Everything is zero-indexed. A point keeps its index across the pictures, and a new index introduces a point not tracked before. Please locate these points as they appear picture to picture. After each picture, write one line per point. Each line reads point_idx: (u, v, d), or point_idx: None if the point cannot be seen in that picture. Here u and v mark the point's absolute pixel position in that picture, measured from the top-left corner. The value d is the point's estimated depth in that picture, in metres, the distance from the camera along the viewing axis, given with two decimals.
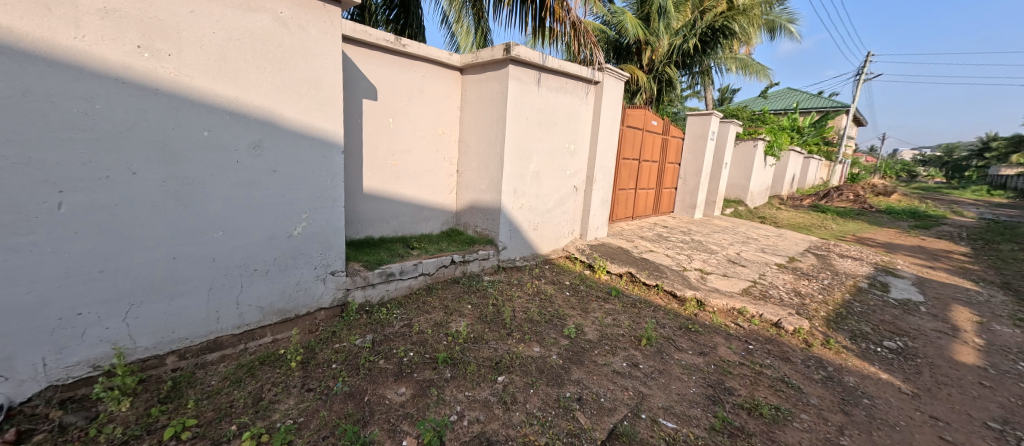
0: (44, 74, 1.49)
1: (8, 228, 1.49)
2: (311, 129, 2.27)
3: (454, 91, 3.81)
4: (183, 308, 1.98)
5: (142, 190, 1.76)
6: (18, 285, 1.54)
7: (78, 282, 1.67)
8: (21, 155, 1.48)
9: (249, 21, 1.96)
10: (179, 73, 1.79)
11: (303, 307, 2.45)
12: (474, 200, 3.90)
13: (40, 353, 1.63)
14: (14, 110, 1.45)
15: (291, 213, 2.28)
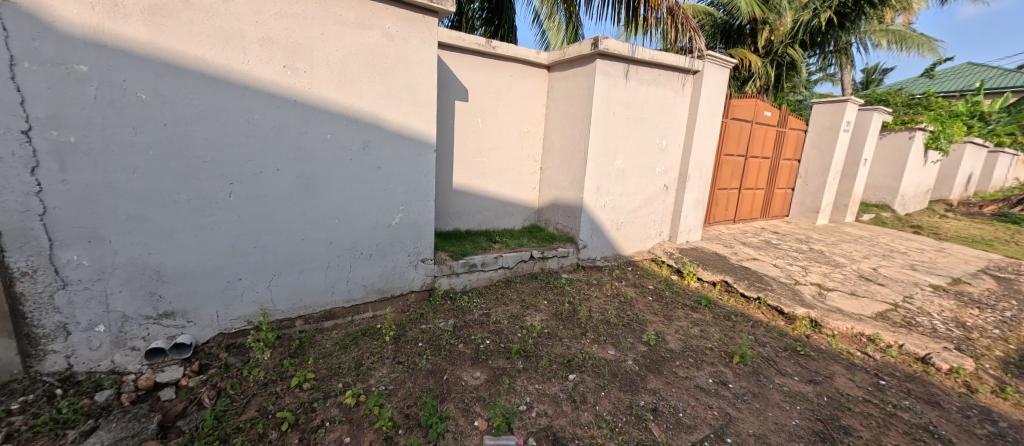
0: (223, 92, 1.94)
1: (200, 210, 2.00)
2: (409, 130, 2.53)
3: (540, 89, 3.87)
4: (308, 281, 2.40)
5: (283, 184, 2.18)
6: (204, 254, 2.06)
7: (240, 254, 2.15)
8: (208, 155, 1.96)
9: (363, 37, 2.25)
10: (311, 87, 2.15)
11: (398, 288, 2.76)
12: (556, 197, 3.93)
13: (216, 306, 2.15)
14: (205, 122, 1.93)
15: (391, 205, 2.58)
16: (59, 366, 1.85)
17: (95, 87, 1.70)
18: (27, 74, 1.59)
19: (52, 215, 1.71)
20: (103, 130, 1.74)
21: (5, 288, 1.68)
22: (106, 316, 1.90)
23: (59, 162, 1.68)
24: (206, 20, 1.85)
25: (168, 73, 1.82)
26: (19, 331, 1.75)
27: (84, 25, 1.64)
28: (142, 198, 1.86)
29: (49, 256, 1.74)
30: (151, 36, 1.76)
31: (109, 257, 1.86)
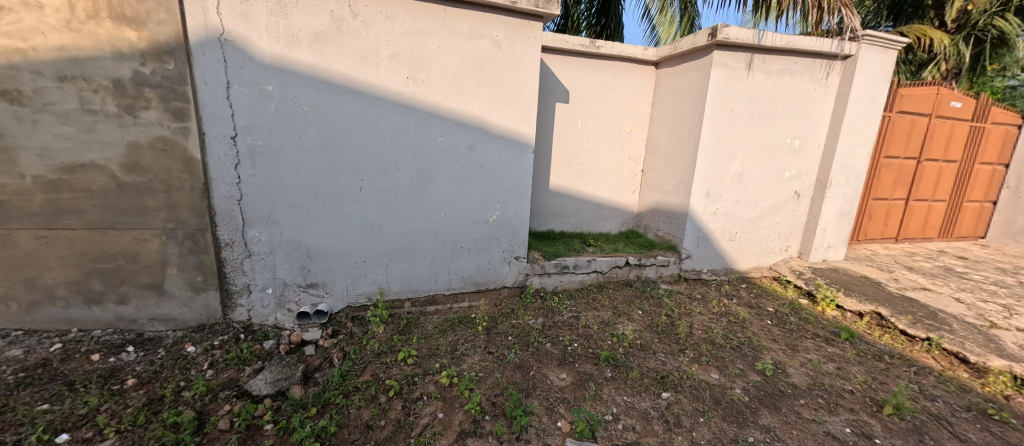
0: (360, 102, 2.30)
1: (339, 201, 2.40)
2: (510, 132, 2.64)
3: (646, 87, 3.67)
4: (416, 268, 2.69)
5: (401, 181, 2.48)
6: (340, 238, 2.47)
7: (365, 240, 2.52)
8: (347, 155, 2.35)
9: (474, 47, 2.42)
10: (427, 94, 2.40)
11: (493, 282, 2.91)
12: (658, 201, 3.68)
13: (346, 282, 2.56)
14: (346, 127, 2.30)
15: (490, 203, 2.73)
16: (243, 316, 2.41)
17: (276, 102, 2.17)
18: (236, 94, 2.11)
19: (246, 201, 2.25)
20: (279, 136, 2.21)
21: (216, 253, 2.28)
22: (273, 281, 2.42)
23: (251, 160, 2.20)
24: (351, 42, 2.21)
25: (323, 88, 2.22)
26: (221, 286, 2.34)
27: (272, 54, 2.11)
28: (301, 189, 2.32)
29: (242, 231, 2.29)
30: (313, 59, 2.17)
31: (278, 235, 2.36)
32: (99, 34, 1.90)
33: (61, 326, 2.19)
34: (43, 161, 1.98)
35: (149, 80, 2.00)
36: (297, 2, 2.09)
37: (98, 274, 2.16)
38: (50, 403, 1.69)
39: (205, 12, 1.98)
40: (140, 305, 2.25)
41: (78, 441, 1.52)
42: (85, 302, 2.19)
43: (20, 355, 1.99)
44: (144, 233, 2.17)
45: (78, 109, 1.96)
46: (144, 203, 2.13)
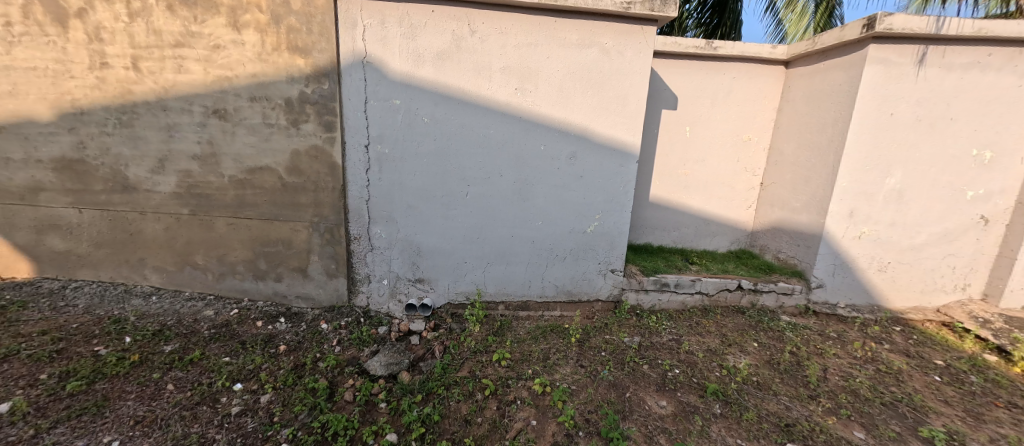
0: (472, 113, 2.44)
1: (447, 205, 2.59)
2: (614, 142, 2.56)
3: (772, 89, 3.24)
4: (512, 272, 2.76)
5: (504, 188, 2.57)
6: (446, 239, 2.65)
7: (468, 242, 2.67)
8: (457, 162, 2.51)
9: (582, 56, 2.40)
10: (534, 105, 2.46)
11: (586, 294, 2.83)
12: (781, 219, 3.21)
13: (448, 280, 2.74)
14: (458, 137, 2.47)
15: (588, 212, 2.68)
16: (363, 302, 2.74)
17: (401, 114, 2.43)
18: (372, 108, 2.42)
19: (372, 201, 2.56)
20: (402, 144, 2.47)
21: (347, 245, 2.64)
22: (388, 274, 2.70)
23: (379, 165, 2.51)
24: (468, 58, 2.37)
25: (441, 100, 2.42)
26: (349, 274, 2.69)
27: (402, 72, 2.37)
28: (416, 193, 2.56)
29: (367, 227, 2.62)
30: (435, 75, 2.38)
31: (395, 233, 2.63)
32: (279, 63, 2.36)
33: (237, 295, 2.74)
34: (236, 164, 2.52)
35: (310, 98, 2.41)
36: (425, 25, 2.31)
37: (264, 256, 2.67)
38: (230, 356, 2.13)
39: (354, 39, 2.32)
40: (290, 284, 2.71)
41: (247, 390, 1.88)
42: (254, 277, 2.71)
43: (212, 315, 2.55)
44: (297, 225, 2.61)
45: (261, 123, 2.45)
46: (299, 199, 2.56)
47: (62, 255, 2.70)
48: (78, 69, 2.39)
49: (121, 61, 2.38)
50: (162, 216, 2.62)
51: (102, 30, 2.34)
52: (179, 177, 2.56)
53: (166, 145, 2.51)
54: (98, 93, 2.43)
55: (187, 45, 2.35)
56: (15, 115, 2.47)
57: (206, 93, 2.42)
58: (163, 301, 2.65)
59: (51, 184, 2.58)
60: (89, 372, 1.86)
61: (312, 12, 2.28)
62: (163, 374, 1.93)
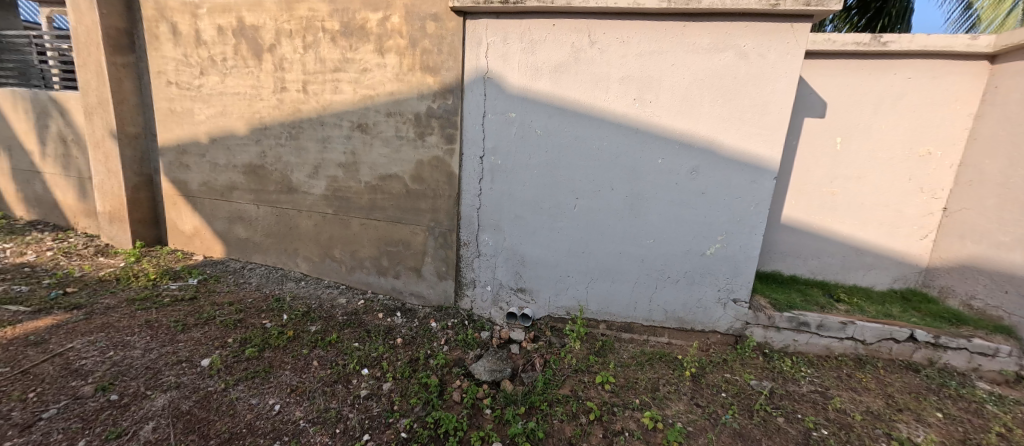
0: (585, 125, 2.36)
1: (554, 217, 2.55)
2: (747, 156, 2.21)
3: (967, 91, 2.55)
4: (616, 292, 2.58)
5: (614, 203, 2.43)
6: (550, 251, 2.62)
7: (572, 256, 2.59)
8: (567, 175, 2.46)
9: (714, 60, 2.13)
10: (653, 115, 2.26)
11: (700, 324, 2.52)
12: (977, 256, 2.49)
13: (549, 293, 2.70)
14: (570, 149, 2.41)
15: (709, 233, 2.37)
16: (467, 305, 2.86)
17: (515, 127, 2.48)
18: (489, 121, 2.52)
19: (483, 210, 2.67)
20: (514, 156, 2.52)
21: (457, 250, 2.79)
22: (492, 280, 2.78)
23: (491, 176, 2.59)
24: (586, 69, 2.30)
25: (555, 113, 2.39)
26: (456, 277, 2.84)
27: (519, 86, 2.42)
28: (524, 203, 2.57)
29: (476, 234, 2.73)
30: (551, 88, 2.37)
31: (501, 241, 2.69)
32: (413, 82, 2.62)
33: (363, 287, 3.10)
34: (371, 172, 2.86)
35: (435, 112, 2.62)
36: (545, 39, 2.32)
37: (386, 254, 2.97)
38: (358, 342, 2.41)
39: (478, 56, 2.46)
40: (406, 281, 2.97)
41: (372, 376, 2.10)
42: (377, 272, 3.03)
43: (344, 302, 2.93)
44: (416, 228, 2.85)
45: (393, 136, 2.75)
46: (419, 205, 2.80)
47: (243, 241, 3.38)
48: (266, 93, 2.98)
49: (295, 85, 2.90)
50: (313, 214, 3.10)
51: (285, 61, 2.89)
52: (327, 182, 3.00)
53: (320, 154, 2.97)
54: (278, 111, 2.99)
55: (343, 69, 2.76)
56: (223, 130, 3.18)
57: (353, 110, 2.81)
58: (309, 286, 3.13)
59: (241, 184, 3.24)
60: (260, 342, 2.28)
61: (444, 34, 2.49)
62: (309, 351, 2.26)
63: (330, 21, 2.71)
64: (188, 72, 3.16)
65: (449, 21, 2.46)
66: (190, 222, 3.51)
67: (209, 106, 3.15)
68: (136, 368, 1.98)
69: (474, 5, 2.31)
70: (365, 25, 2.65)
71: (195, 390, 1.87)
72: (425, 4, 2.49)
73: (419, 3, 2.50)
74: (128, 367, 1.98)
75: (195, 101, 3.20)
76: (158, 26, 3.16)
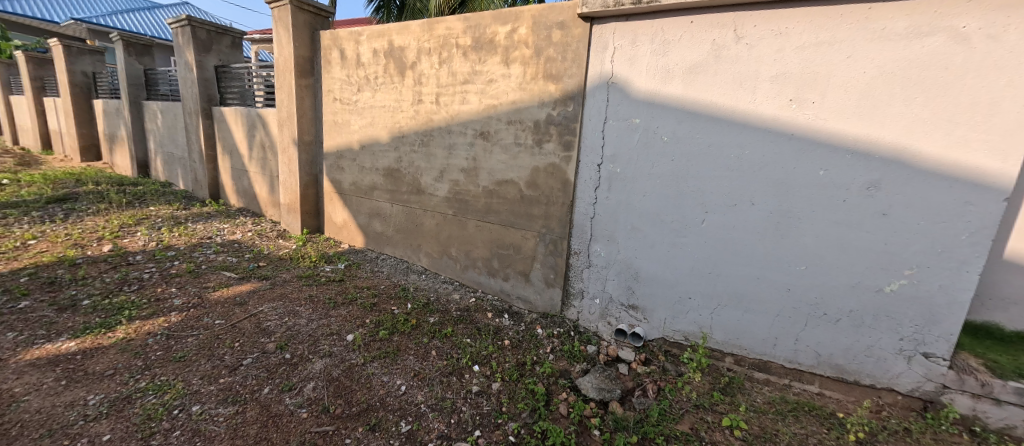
0: (723, 131, 2.09)
1: (677, 231, 2.32)
2: (960, 168, 1.67)
3: None
4: (750, 323, 2.22)
5: (756, 220, 2.09)
6: (670, 268, 2.38)
7: (696, 276, 2.32)
8: (696, 186, 2.21)
9: (913, 48, 1.68)
10: (816, 118, 1.88)
11: (869, 377, 1.99)
12: None
13: (665, 314, 2.46)
14: (702, 157, 2.17)
15: (891, 265, 1.86)
16: (574, 316, 2.80)
17: (639, 133, 2.34)
18: (610, 128, 2.43)
19: (596, 219, 2.58)
20: (636, 164, 2.38)
21: (567, 258, 2.75)
22: (601, 293, 2.66)
23: (608, 184, 2.49)
24: (728, 68, 2.04)
25: (686, 117, 2.18)
26: (564, 286, 2.80)
27: (646, 90, 2.28)
28: (643, 215, 2.40)
29: (588, 244, 2.65)
30: (683, 90, 2.17)
31: (614, 253, 2.56)
32: (535, 90, 2.68)
33: (474, 286, 3.27)
34: (489, 177, 3.01)
35: (555, 119, 2.63)
36: (680, 38, 2.14)
37: (498, 256, 3.08)
38: (471, 338, 2.55)
39: (603, 61, 2.40)
40: (514, 285, 3.03)
41: (483, 374, 2.20)
42: (488, 273, 3.17)
43: (458, 298, 3.13)
44: (527, 233, 2.89)
45: (512, 143, 2.85)
46: (532, 211, 2.84)
47: (378, 235, 3.87)
48: (406, 105, 3.38)
49: (429, 97, 3.22)
50: (436, 214, 3.39)
51: (423, 76, 3.23)
52: (450, 185, 3.25)
53: (445, 160, 3.24)
54: (414, 121, 3.36)
55: (471, 81, 2.96)
56: (370, 138, 3.70)
57: (477, 119, 2.99)
58: (429, 279, 3.43)
59: (380, 185, 3.72)
60: (390, 326, 2.56)
61: (569, 41, 2.50)
62: (429, 340, 2.46)
63: (464, 37, 2.95)
64: (349, 90, 3.77)
65: (576, 28, 2.46)
66: (340, 215, 4.17)
67: (362, 118, 3.71)
68: (303, 334, 2.42)
69: (603, 10, 2.26)
70: (494, 39, 2.81)
71: (343, 360, 2.19)
72: (553, 13, 2.53)
73: (547, 12, 2.55)
74: (297, 333, 2.43)
75: (352, 113, 3.79)
76: (331, 53, 3.85)
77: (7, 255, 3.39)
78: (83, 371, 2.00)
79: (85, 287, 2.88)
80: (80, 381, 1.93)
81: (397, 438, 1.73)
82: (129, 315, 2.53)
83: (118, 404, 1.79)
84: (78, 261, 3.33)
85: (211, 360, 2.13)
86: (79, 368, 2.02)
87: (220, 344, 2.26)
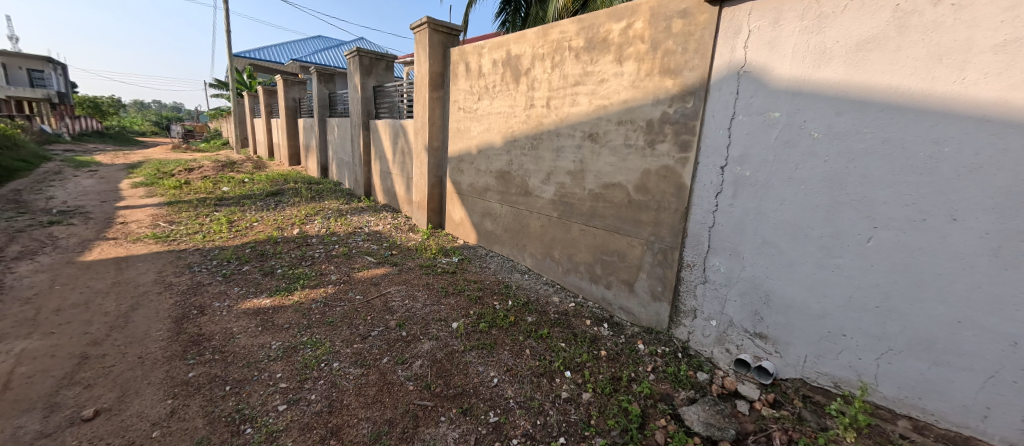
0: (907, 122, 1.58)
1: (828, 250, 1.83)
2: None
3: None
4: (943, 382, 1.61)
5: (957, 242, 1.51)
6: (815, 295, 1.90)
7: (854, 309, 1.79)
8: (861, 193, 1.71)
9: None
10: None
11: None
12: None
13: (806, 350, 1.98)
14: (871, 157, 1.67)
15: None
16: (684, 336, 2.50)
17: (779, 130, 1.94)
18: (739, 124, 2.09)
19: (716, 229, 2.24)
20: (771, 165, 1.98)
21: (678, 271, 2.47)
22: (719, 315, 2.30)
23: (734, 189, 2.14)
24: (919, 40, 1.54)
25: (848, 107, 1.72)
26: (673, 302, 2.53)
27: (791, 77, 1.88)
28: (779, 226, 1.98)
29: (704, 257, 2.32)
30: (846, 74, 1.72)
31: (738, 270, 2.18)
32: (649, 87, 2.49)
33: (575, 290, 3.22)
34: (596, 180, 2.92)
35: (671, 118, 2.39)
36: (844, 10, 1.71)
37: (601, 262, 2.97)
38: (566, 343, 2.52)
39: (733, 49, 2.09)
40: (616, 294, 2.88)
41: (573, 381, 2.15)
42: (590, 279, 3.08)
43: (557, 301, 3.12)
44: (633, 240, 2.71)
45: (622, 144, 2.70)
46: (640, 216, 2.64)
47: (489, 233, 4.14)
48: (519, 110, 3.53)
49: (541, 101, 3.29)
50: (541, 216, 3.45)
51: (536, 82, 3.33)
52: (556, 188, 3.26)
53: (553, 162, 3.27)
54: (526, 125, 3.48)
55: (582, 83, 2.93)
56: (486, 142, 3.98)
57: (586, 120, 2.94)
58: (531, 279, 3.51)
59: (493, 186, 3.97)
60: (491, 320, 2.71)
61: (692, 30, 2.25)
62: (524, 338, 2.52)
63: (577, 39, 2.93)
64: (471, 99, 4.13)
65: (701, 14, 2.20)
66: (458, 213, 4.59)
67: (480, 124, 4.01)
68: (417, 316, 2.75)
69: None
70: (608, 37, 2.72)
71: (446, 345, 2.41)
72: (674, 1, 2.31)
73: (667, 2, 2.35)
74: (413, 314, 2.77)
75: (472, 121, 4.14)
76: (459, 67, 4.27)
77: (241, 232, 4.74)
78: (271, 322, 2.67)
79: (280, 259, 3.84)
80: (269, 329, 2.57)
81: (484, 426, 1.82)
82: (303, 283, 3.26)
83: (289, 351, 2.32)
84: (278, 239, 4.45)
85: (350, 327, 2.59)
86: (270, 319, 2.70)
87: (357, 316, 2.74)
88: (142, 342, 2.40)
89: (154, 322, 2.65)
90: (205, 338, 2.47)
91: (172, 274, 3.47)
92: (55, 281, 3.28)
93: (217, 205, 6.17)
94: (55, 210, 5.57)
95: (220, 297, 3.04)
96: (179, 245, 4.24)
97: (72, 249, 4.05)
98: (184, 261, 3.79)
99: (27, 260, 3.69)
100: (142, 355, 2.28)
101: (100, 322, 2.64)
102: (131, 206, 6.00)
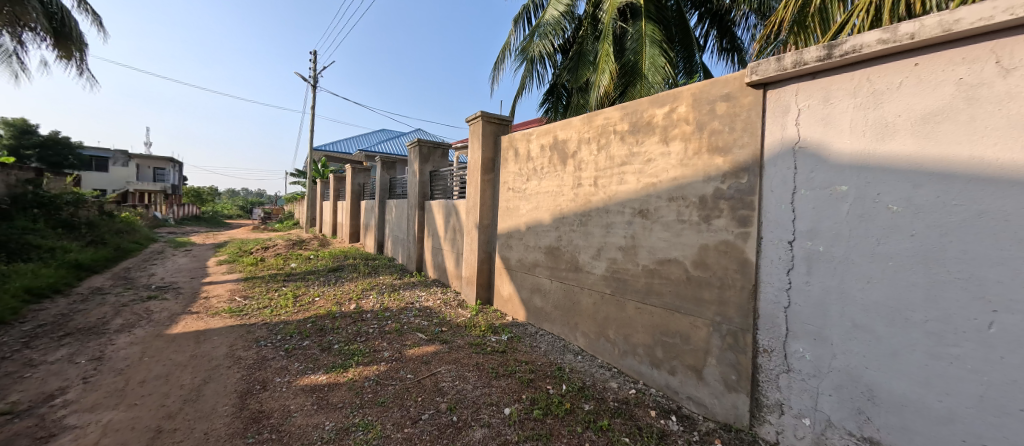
0: (1005, 193, 1.44)
1: (939, 337, 1.59)
2: None
3: None
4: None
5: None
6: (933, 392, 1.61)
7: (991, 411, 1.48)
8: (966, 271, 1.52)
9: None
10: None
11: None
12: None
13: None
14: (969, 230, 1.51)
15: None
16: (771, 437, 2.17)
17: (850, 203, 1.84)
18: (802, 199, 2.01)
19: (793, 310, 2.05)
20: (848, 241, 1.84)
21: (753, 357, 2.23)
22: (813, 412, 1.99)
23: (807, 266, 1.99)
24: (996, 110, 1.47)
25: (928, 180, 1.61)
26: (752, 394, 2.25)
27: (853, 151, 1.84)
28: (870, 308, 1.77)
29: (783, 342, 2.10)
30: (917, 146, 1.65)
31: (827, 358, 1.92)
32: (699, 165, 2.52)
33: (635, 376, 2.98)
34: (650, 255, 2.86)
35: (725, 193, 2.37)
36: (900, 85, 1.71)
37: (662, 345, 2.76)
38: (630, 437, 2.27)
39: (784, 126, 2.11)
40: (682, 381, 2.62)
41: None
42: (650, 363, 2.85)
43: (616, 387, 2.89)
44: (697, 320, 2.51)
45: (675, 220, 2.67)
46: (702, 295, 2.49)
47: (539, 310, 4.07)
48: (567, 190, 3.68)
49: (589, 181, 3.43)
50: (593, 293, 3.37)
51: (582, 163, 3.51)
52: (608, 263, 3.22)
53: (603, 238, 3.28)
54: (574, 203, 3.59)
55: (629, 162, 3.04)
56: (535, 220, 4.11)
57: (636, 197, 2.98)
58: (585, 362, 3.32)
59: (542, 262, 3.99)
60: (545, 406, 2.54)
61: (737, 111, 2.33)
62: (583, 430, 2.31)
63: (621, 124, 3.12)
64: (520, 180, 4.39)
65: (745, 97, 2.29)
66: (507, 289, 4.61)
67: (529, 203, 4.20)
68: (468, 399, 2.65)
69: (779, 73, 2.07)
70: (652, 121, 2.86)
71: (498, 434, 2.27)
72: (716, 87, 2.44)
73: (709, 88, 2.48)
74: (463, 397, 2.67)
75: (521, 199, 4.34)
76: (509, 152, 4.62)
77: (304, 307, 5.03)
78: (327, 400, 2.68)
79: (337, 335, 3.97)
80: (324, 408, 2.58)
81: None
82: (357, 360, 3.31)
83: (341, 433, 2.29)
84: (337, 315, 4.65)
85: (401, 409, 2.54)
86: (325, 397, 2.73)
87: (408, 397, 2.69)
88: (208, 418, 2.50)
89: (221, 397, 2.77)
90: (265, 415, 2.52)
91: (241, 348, 3.69)
92: (145, 352, 3.60)
93: (286, 280, 6.70)
94: (153, 286, 6.31)
95: (281, 372, 3.15)
96: (250, 320, 4.56)
97: (163, 322, 4.49)
98: (253, 335, 4.04)
99: (126, 332, 4.13)
100: (207, 431, 2.36)
101: (175, 395, 2.82)
102: (214, 282, 6.67)
